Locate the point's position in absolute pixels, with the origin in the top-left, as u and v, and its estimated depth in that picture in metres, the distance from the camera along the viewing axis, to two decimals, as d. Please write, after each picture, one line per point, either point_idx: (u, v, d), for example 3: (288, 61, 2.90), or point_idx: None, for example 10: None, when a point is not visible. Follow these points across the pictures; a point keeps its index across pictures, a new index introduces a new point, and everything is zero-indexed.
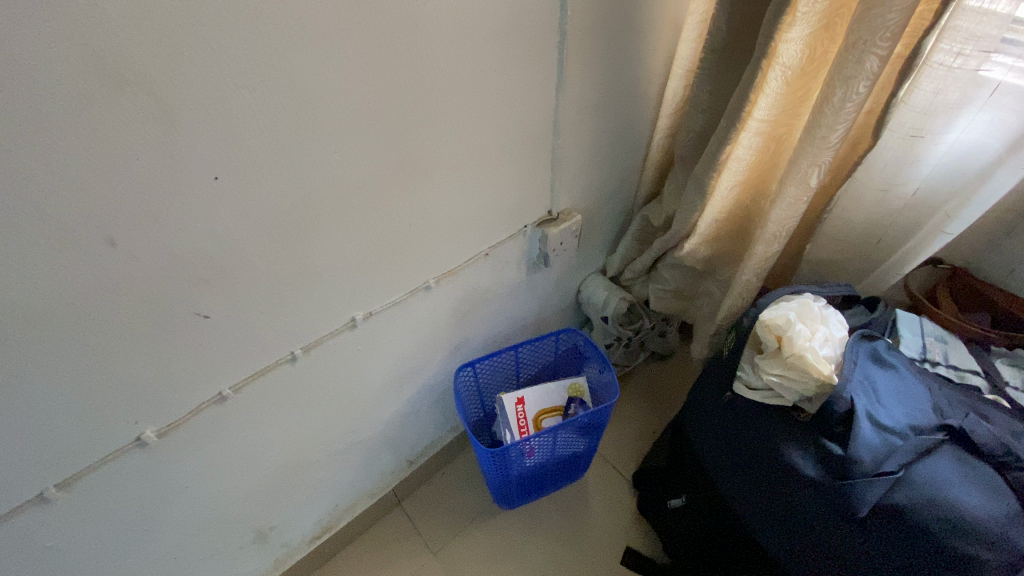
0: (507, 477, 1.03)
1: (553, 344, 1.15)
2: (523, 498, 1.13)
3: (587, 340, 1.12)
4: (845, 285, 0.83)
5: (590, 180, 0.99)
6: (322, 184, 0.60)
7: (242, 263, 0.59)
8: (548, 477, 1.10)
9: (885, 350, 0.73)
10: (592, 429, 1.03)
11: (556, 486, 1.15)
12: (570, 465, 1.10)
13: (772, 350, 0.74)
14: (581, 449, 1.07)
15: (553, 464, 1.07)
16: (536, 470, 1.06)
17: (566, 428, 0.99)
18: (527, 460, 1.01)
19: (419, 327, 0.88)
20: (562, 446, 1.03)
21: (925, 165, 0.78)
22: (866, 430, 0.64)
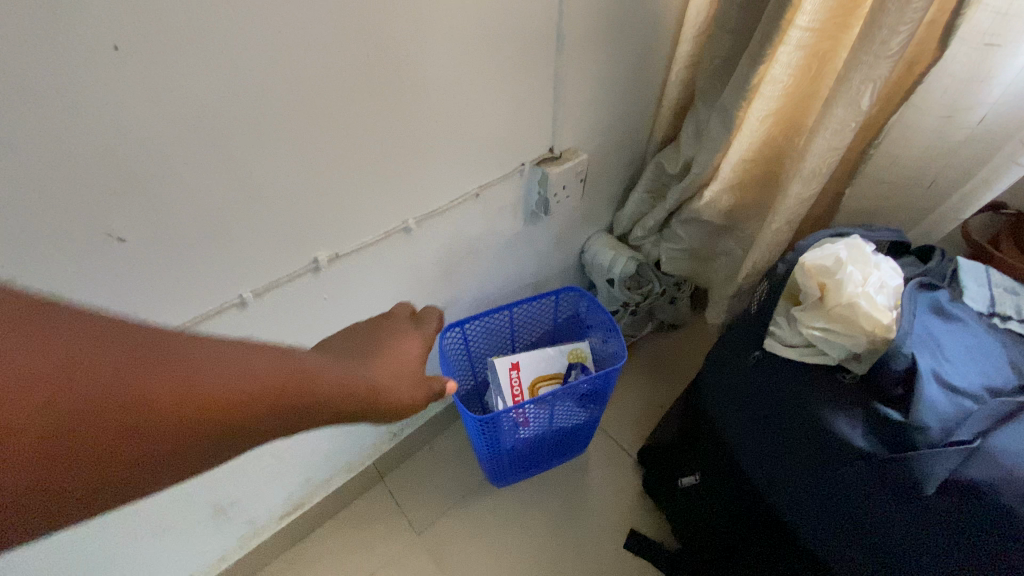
0: (500, 451, 0.93)
1: (552, 307, 1.03)
2: (518, 475, 1.03)
3: (591, 302, 1.01)
4: (892, 230, 0.71)
5: (599, 113, 0.86)
6: (265, 77, 0.48)
7: (169, 171, 0.47)
8: (545, 452, 1.00)
9: (948, 302, 0.61)
10: (594, 398, 0.92)
11: (553, 462, 1.05)
12: (570, 439, 1.00)
13: (813, 299, 0.62)
14: (583, 421, 0.97)
15: (551, 437, 0.96)
16: (532, 444, 0.95)
17: (566, 396, 0.88)
18: (521, 432, 0.90)
19: (399, 278, 0.77)
20: (561, 417, 0.93)
21: (999, 84, 0.65)
22: (932, 393, 0.53)
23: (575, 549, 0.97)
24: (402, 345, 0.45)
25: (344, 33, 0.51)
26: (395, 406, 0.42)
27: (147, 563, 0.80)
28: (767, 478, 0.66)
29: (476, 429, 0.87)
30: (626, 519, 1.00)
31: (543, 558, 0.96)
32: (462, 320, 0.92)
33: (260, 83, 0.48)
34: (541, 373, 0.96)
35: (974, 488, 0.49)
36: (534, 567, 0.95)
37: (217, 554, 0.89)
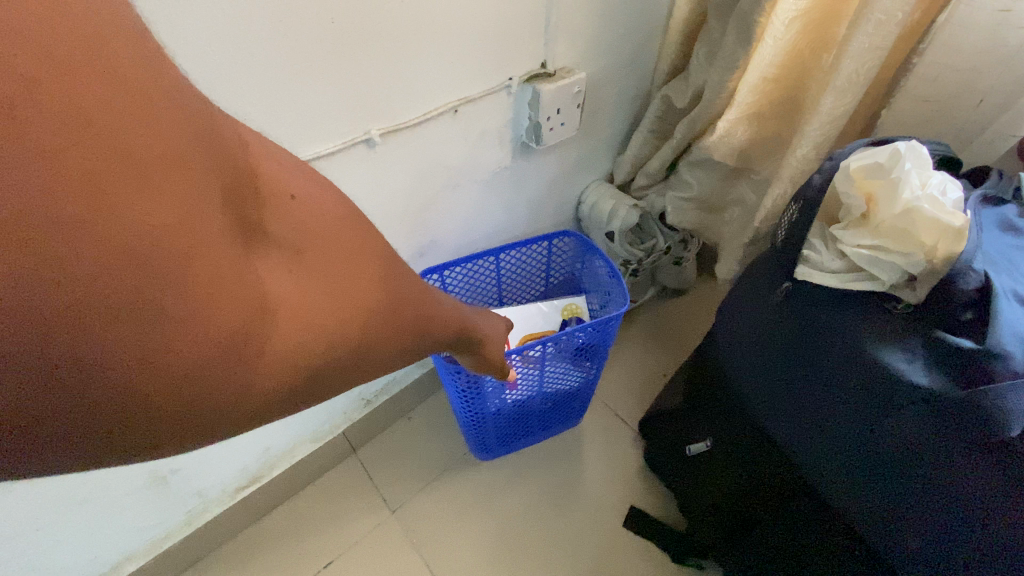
0: (484, 417, 0.82)
1: (544, 258, 0.92)
2: (505, 446, 0.92)
3: (587, 253, 0.90)
4: (940, 145, 0.60)
5: (600, 26, 0.75)
6: None
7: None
8: (534, 420, 0.89)
9: (1016, 217, 0.51)
10: (590, 355, 0.81)
11: (545, 433, 0.95)
12: (563, 404, 0.89)
13: (856, 214, 0.52)
14: (577, 383, 0.86)
15: (541, 402, 0.85)
16: (520, 410, 0.85)
17: (558, 353, 0.77)
18: (507, 396, 0.79)
19: (365, 207, 0.67)
20: (553, 379, 0.82)
21: None
22: (1010, 315, 0.43)
23: (568, 527, 0.86)
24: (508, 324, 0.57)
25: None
26: (473, 335, 0.41)
27: (78, 539, 0.69)
28: (795, 436, 0.55)
29: (456, 391, 0.76)
30: (626, 494, 0.90)
31: (531, 537, 0.85)
32: (442, 265, 0.81)
33: None
34: (530, 330, 0.87)
35: None
36: (521, 547, 0.85)
37: (158, 531, 0.78)
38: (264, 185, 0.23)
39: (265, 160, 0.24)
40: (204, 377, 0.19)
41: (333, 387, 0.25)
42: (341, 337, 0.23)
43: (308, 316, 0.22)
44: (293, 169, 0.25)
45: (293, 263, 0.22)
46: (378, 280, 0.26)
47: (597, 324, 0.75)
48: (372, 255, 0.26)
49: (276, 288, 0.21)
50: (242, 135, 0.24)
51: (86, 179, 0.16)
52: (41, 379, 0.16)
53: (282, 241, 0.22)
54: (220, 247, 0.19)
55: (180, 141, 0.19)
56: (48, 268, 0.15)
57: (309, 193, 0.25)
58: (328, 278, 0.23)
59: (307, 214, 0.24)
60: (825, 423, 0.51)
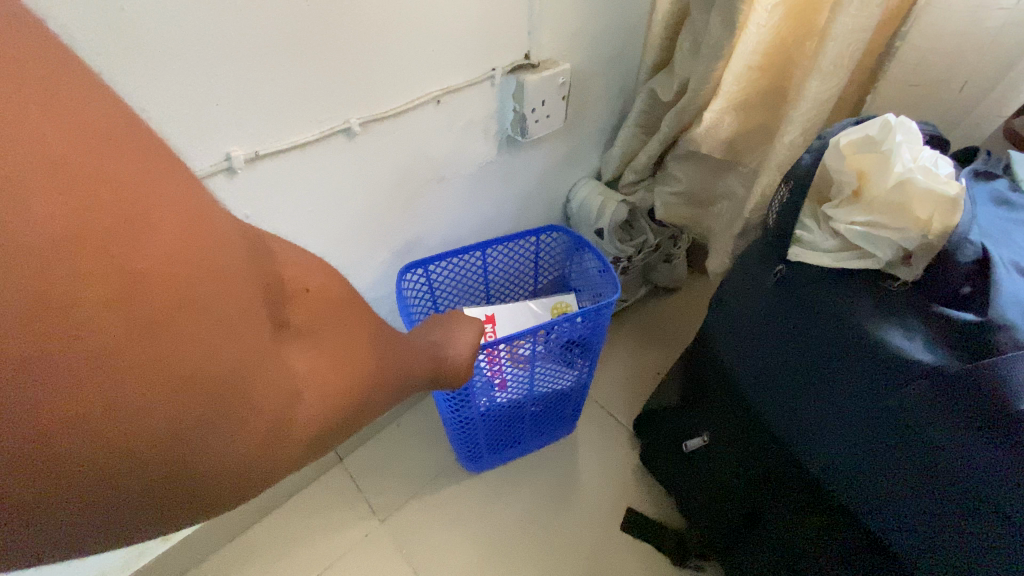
0: (472, 421, 0.79)
1: (532, 252, 0.90)
2: (497, 452, 0.89)
3: (576, 245, 0.87)
4: (928, 125, 0.60)
5: (584, 17, 0.75)
6: None
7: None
8: (526, 423, 0.86)
9: (1009, 192, 0.50)
10: (580, 349, 0.79)
11: (537, 443, 0.92)
12: (556, 405, 0.86)
13: (849, 191, 0.50)
14: (569, 381, 0.83)
15: (532, 403, 0.82)
16: (511, 414, 0.82)
17: (548, 349, 0.75)
18: (497, 397, 0.77)
19: (347, 200, 0.65)
20: (544, 380, 0.80)
21: None
22: (1013, 285, 0.42)
23: (565, 533, 0.83)
24: None
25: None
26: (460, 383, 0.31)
27: None
28: (797, 427, 0.53)
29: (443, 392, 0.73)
30: (622, 496, 0.87)
31: (526, 545, 0.82)
32: (426, 260, 0.79)
33: None
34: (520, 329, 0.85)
35: None
36: (516, 555, 0.81)
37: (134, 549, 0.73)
38: (279, 284, 0.23)
39: (285, 260, 0.24)
40: (238, 470, 0.20)
41: (335, 440, 0.24)
42: (358, 403, 0.23)
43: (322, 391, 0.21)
44: (308, 264, 0.25)
45: (315, 351, 0.22)
46: (365, 325, 0.25)
47: (589, 317, 0.74)
48: (367, 316, 0.26)
49: (301, 373, 0.21)
50: (267, 245, 0.25)
51: (130, 309, 0.16)
52: (106, 491, 0.17)
53: (304, 330, 0.22)
54: (254, 352, 0.19)
55: (212, 257, 0.19)
56: (78, 375, 0.15)
57: (321, 283, 0.24)
58: (343, 356, 0.23)
59: (323, 303, 0.24)
60: (826, 405, 0.50)
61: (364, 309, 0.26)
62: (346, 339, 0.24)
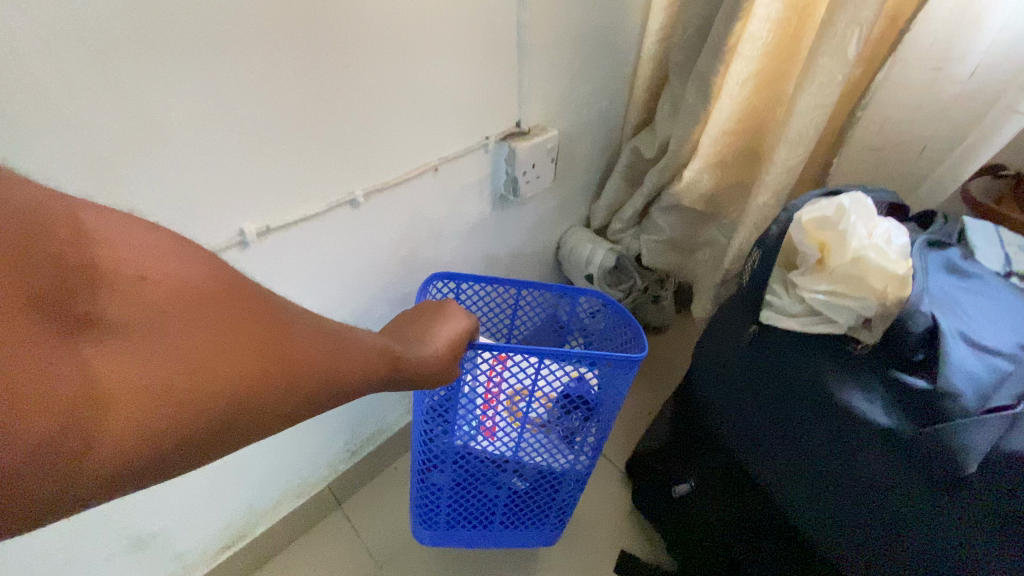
0: (443, 470, 0.68)
1: (563, 304, 0.81)
2: (465, 529, 0.75)
3: (612, 308, 0.75)
4: (887, 193, 0.65)
5: (570, 85, 0.81)
6: None
7: (33, 84, 0.39)
8: (505, 502, 0.72)
9: (961, 259, 0.54)
10: (578, 417, 0.65)
11: (507, 535, 0.76)
12: (545, 490, 0.71)
13: (812, 261, 0.55)
14: (562, 462, 0.69)
15: (516, 473, 0.69)
16: (485, 480, 0.69)
17: (548, 409, 0.65)
18: (478, 447, 0.66)
19: (350, 262, 0.69)
20: (534, 449, 0.67)
21: (987, 29, 0.59)
22: (960, 353, 0.45)
23: None
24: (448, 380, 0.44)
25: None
26: (417, 378, 0.40)
27: None
28: (771, 478, 0.56)
29: (425, 423, 0.64)
30: (615, 538, 0.89)
31: None
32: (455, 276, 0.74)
33: None
34: None
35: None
36: None
37: None
38: (102, 274, 0.22)
39: (122, 245, 0.23)
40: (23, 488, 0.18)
41: (180, 448, 0.23)
42: (195, 403, 0.23)
43: (194, 387, 0.23)
44: (163, 250, 0.25)
45: (132, 345, 0.22)
46: (217, 319, 0.25)
47: (607, 382, 0.62)
48: (220, 306, 0.25)
49: (103, 370, 0.21)
50: (116, 231, 0.24)
51: None
52: None
53: (121, 323, 0.22)
54: (29, 345, 0.19)
55: None
56: None
57: (164, 270, 0.24)
58: (208, 348, 0.24)
59: (162, 293, 0.23)
60: (798, 460, 0.53)
61: (218, 300, 0.25)
62: (175, 333, 0.23)
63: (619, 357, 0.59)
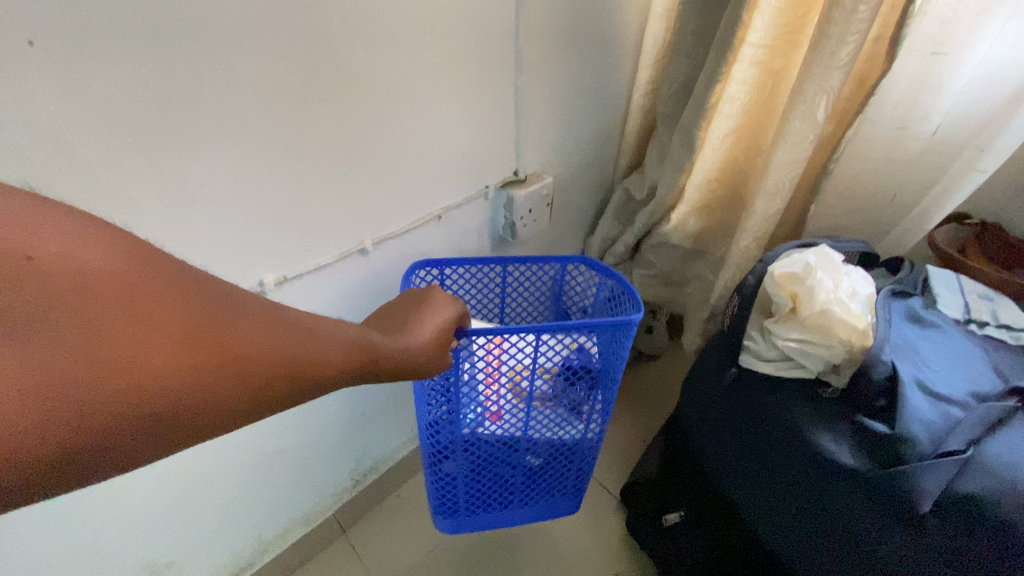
0: (453, 459, 0.68)
1: (552, 276, 0.83)
2: (481, 513, 0.76)
3: (601, 271, 0.77)
4: (859, 243, 0.71)
5: (563, 135, 0.86)
6: (190, 71, 0.46)
7: (80, 163, 0.44)
8: (520, 481, 0.74)
9: (923, 309, 0.59)
10: (584, 384, 0.67)
11: (527, 510, 0.78)
12: (559, 461, 0.73)
13: (785, 311, 0.60)
14: (572, 430, 0.70)
15: (528, 451, 0.70)
16: (498, 462, 0.70)
17: (550, 383, 0.66)
18: (486, 431, 0.67)
19: (360, 305, 0.74)
20: (542, 424, 0.68)
21: (945, 95, 0.65)
22: (917, 400, 0.50)
23: None
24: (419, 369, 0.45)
25: (280, 23, 0.49)
26: (391, 364, 0.41)
27: None
28: (751, 510, 0.60)
29: (430, 415, 0.64)
30: (609, 566, 0.92)
31: None
32: (441, 261, 0.74)
33: (185, 78, 0.46)
34: None
35: (974, 502, 0.44)
36: None
37: None
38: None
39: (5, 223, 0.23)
40: None
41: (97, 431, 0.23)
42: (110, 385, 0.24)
43: (136, 371, 0.25)
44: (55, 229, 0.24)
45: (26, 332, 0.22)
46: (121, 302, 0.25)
47: (603, 347, 0.64)
48: (123, 290, 0.25)
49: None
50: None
51: None
52: None
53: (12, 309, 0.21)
54: None
55: None
56: None
57: (58, 251, 0.24)
58: (148, 334, 0.26)
59: (56, 275, 0.23)
60: (775, 495, 0.57)
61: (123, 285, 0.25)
62: (77, 318, 0.23)
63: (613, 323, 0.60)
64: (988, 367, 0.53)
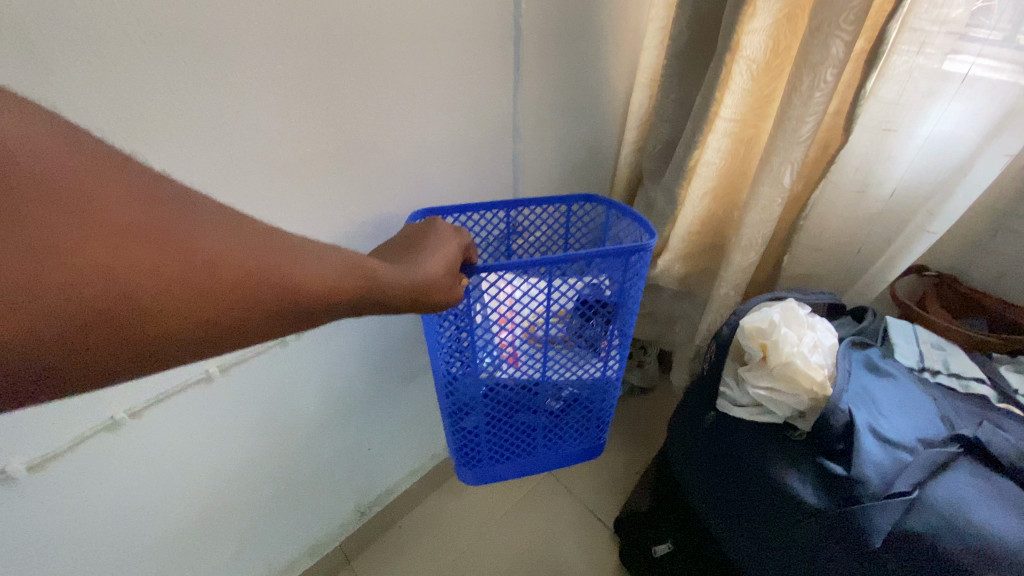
0: (476, 408, 0.71)
1: (563, 222, 0.82)
2: (507, 464, 0.79)
3: (615, 208, 0.75)
4: (827, 294, 0.78)
5: (557, 189, 0.94)
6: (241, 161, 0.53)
7: None
8: (541, 427, 0.76)
9: (880, 358, 0.66)
10: (600, 319, 0.67)
11: (550, 455, 0.80)
12: (577, 403, 0.76)
13: (757, 360, 0.66)
14: (588, 370, 0.72)
15: (546, 395, 0.73)
16: (520, 407, 0.73)
17: (567, 324, 0.67)
18: (504, 374, 0.69)
19: (368, 347, 0.82)
20: (559, 367, 0.70)
21: (899, 164, 0.73)
22: (870, 445, 0.56)
23: None
24: (434, 298, 0.48)
25: (306, 112, 0.56)
26: (401, 287, 0.44)
27: None
28: (729, 539, 0.66)
29: (445, 366, 0.67)
30: None
31: None
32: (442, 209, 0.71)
33: (228, 164, 0.52)
34: None
35: (918, 539, 0.50)
36: None
37: None
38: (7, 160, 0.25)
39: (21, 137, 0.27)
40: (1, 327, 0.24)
41: (116, 311, 0.28)
42: (122, 274, 0.28)
43: (147, 267, 0.29)
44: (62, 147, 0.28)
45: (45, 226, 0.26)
46: (122, 207, 0.29)
47: (614, 282, 0.65)
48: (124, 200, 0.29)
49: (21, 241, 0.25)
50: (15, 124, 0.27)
51: None
52: None
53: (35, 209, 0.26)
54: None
55: None
56: None
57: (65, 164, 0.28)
58: (117, 241, 0.28)
59: (62, 179, 0.27)
60: (749, 528, 0.62)
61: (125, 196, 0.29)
62: (94, 219, 0.27)
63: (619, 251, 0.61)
64: (936, 414, 0.59)
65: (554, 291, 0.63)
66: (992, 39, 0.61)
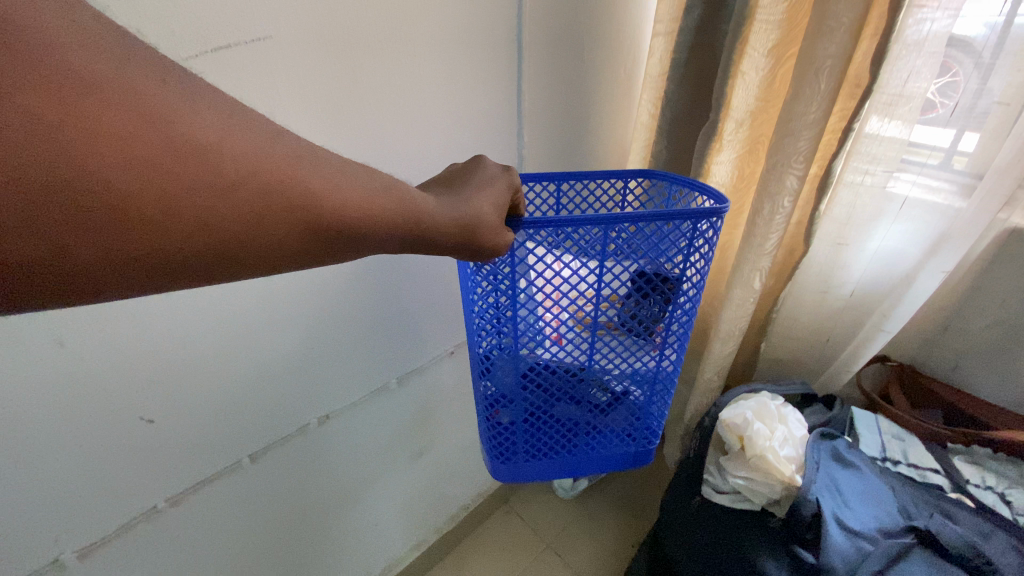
0: (512, 398, 0.67)
1: (615, 193, 0.77)
2: (542, 462, 0.72)
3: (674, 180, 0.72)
4: (800, 384, 0.86)
5: None
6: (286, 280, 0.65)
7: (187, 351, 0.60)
8: (584, 420, 0.70)
9: (846, 449, 0.73)
10: (655, 296, 0.62)
11: (590, 459, 0.73)
12: (625, 395, 0.70)
13: (735, 450, 0.74)
14: (638, 356, 0.66)
15: (589, 385, 0.68)
16: (561, 395, 0.68)
17: (620, 307, 0.62)
18: (547, 354, 0.64)
19: (382, 428, 0.88)
20: (608, 354, 0.65)
21: (854, 269, 0.83)
22: (836, 534, 0.62)
23: None
24: (475, 249, 0.45)
25: None
26: (447, 229, 0.41)
27: None
28: None
29: (484, 342, 0.64)
30: None
31: None
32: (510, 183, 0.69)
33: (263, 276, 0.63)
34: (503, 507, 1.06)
35: None
36: None
37: None
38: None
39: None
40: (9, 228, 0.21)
41: (136, 228, 0.25)
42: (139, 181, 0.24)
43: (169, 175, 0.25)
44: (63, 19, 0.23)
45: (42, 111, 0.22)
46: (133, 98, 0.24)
47: (675, 255, 0.59)
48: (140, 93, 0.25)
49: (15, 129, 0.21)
50: None
51: None
52: None
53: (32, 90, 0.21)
54: None
55: None
56: None
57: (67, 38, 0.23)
58: (126, 143, 0.24)
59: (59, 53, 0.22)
60: None
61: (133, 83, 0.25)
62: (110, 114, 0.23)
63: (688, 214, 0.55)
64: (895, 504, 0.66)
65: (606, 269, 0.58)
66: (927, 166, 0.72)
